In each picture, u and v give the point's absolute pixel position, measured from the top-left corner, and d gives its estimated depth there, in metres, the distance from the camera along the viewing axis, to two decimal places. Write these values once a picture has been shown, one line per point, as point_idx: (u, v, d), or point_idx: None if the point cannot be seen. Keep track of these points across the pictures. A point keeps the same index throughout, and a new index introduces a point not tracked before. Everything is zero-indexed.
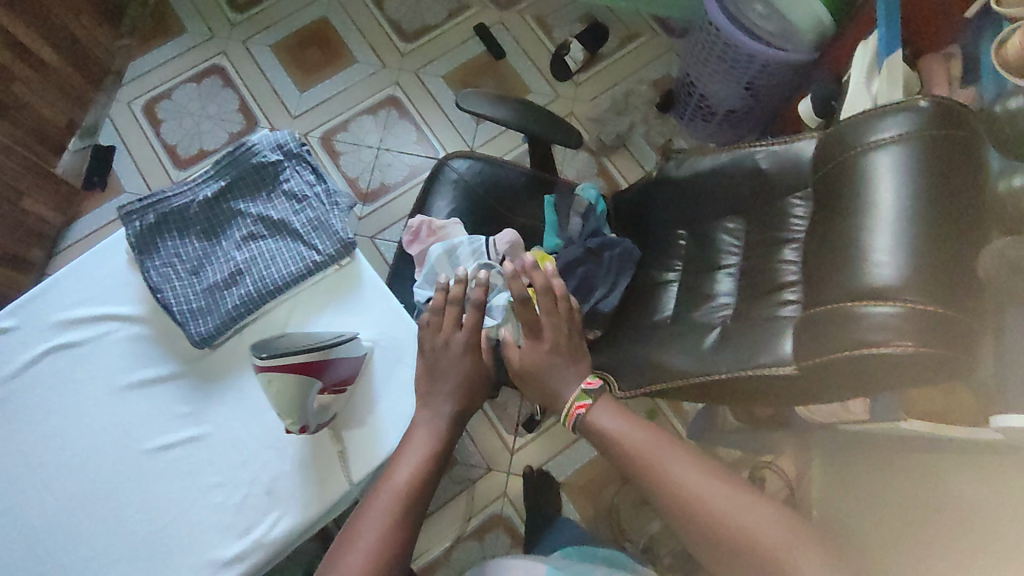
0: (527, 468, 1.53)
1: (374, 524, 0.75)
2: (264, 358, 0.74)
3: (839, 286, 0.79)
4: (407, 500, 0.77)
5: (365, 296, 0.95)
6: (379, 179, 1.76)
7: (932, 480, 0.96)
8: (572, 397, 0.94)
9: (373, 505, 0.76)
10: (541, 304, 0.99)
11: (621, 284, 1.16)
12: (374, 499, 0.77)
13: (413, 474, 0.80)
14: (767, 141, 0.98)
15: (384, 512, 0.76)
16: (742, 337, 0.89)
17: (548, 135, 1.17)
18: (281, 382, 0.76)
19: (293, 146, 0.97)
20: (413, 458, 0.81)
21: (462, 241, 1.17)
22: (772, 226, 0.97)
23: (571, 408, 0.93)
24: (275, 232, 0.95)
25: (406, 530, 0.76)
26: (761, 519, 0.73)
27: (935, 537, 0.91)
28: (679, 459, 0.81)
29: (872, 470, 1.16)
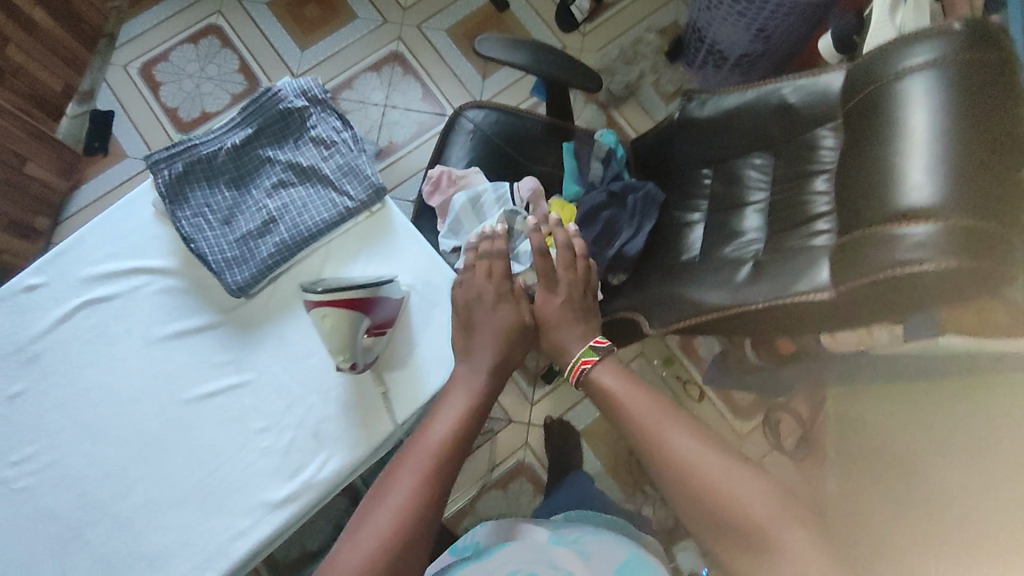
0: (548, 419, 1.54)
1: (405, 482, 0.74)
2: (320, 293, 0.78)
3: (872, 211, 0.81)
4: (439, 458, 0.76)
5: (398, 241, 0.95)
6: (387, 137, 1.74)
7: (950, 403, 1.00)
8: (578, 352, 0.97)
9: (404, 464, 0.75)
10: (558, 258, 1.02)
11: (646, 227, 1.16)
12: (407, 456, 0.76)
13: (446, 431, 0.79)
14: (793, 76, 0.99)
15: (415, 470, 0.75)
16: (776, 270, 0.91)
17: (567, 80, 1.16)
18: (335, 318, 0.79)
19: (318, 92, 0.97)
20: (447, 418, 0.81)
21: (485, 188, 1.16)
22: (801, 159, 0.97)
23: (577, 363, 0.95)
24: (305, 179, 0.94)
25: (438, 489, 0.74)
26: (754, 487, 0.72)
27: (962, 454, 0.94)
28: (675, 428, 0.80)
29: (891, 401, 1.20)
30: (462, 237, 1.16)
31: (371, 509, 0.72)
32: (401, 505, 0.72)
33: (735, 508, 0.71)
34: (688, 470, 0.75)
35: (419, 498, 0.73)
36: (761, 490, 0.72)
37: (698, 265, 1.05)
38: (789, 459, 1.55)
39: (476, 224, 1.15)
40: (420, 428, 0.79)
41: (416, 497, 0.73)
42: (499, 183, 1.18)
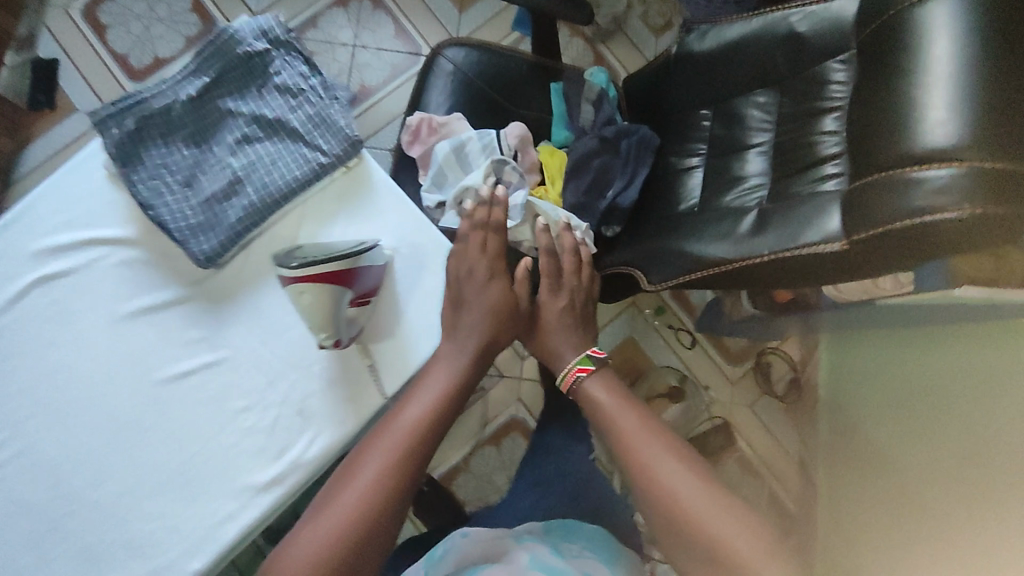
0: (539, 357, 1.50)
1: (372, 468, 0.71)
2: (293, 268, 0.71)
3: (886, 154, 0.74)
4: (407, 446, 0.74)
5: (378, 200, 0.88)
6: (358, 80, 1.62)
7: (977, 346, 0.99)
8: (573, 359, 0.97)
9: (373, 449, 0.73)
10: (566, 263, 1.03)
11: (641, 175, 1.11)
12: (375, 441, 0.74)
13: (419, 417, 0.76)
14: (802, 3, 0.92)
15: (381, 461, 0.72)
16: (785, 217, 0.85)
17: (557, 12, 1.06)
18: (314, 294, 0.72)
19: (281, 33, 0.86)
20: (420, 401, 0.78)
21: (471, 136, 1.08)
22: (806, 95, 0.91)
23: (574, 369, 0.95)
24: (272, 132, 0.85)
25: (404, 477, 0.72)
26: (730, 522, 0.72)
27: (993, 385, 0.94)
28: (659, 447, 0.81)
29: (905, 340, 1.18)
30: (446, 190, 1.08)
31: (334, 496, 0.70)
32: (365, 491, 0.69)
33: (714, 539, 0.71)
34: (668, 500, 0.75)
35: (384, 488, 0.70)
36: (737, 524, 0.72)
37: (696, 215, 0.99)
38: (778, 402, 1.56)
39: (462, 175, 1.07)
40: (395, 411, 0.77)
41: (379, 485, 0.70)
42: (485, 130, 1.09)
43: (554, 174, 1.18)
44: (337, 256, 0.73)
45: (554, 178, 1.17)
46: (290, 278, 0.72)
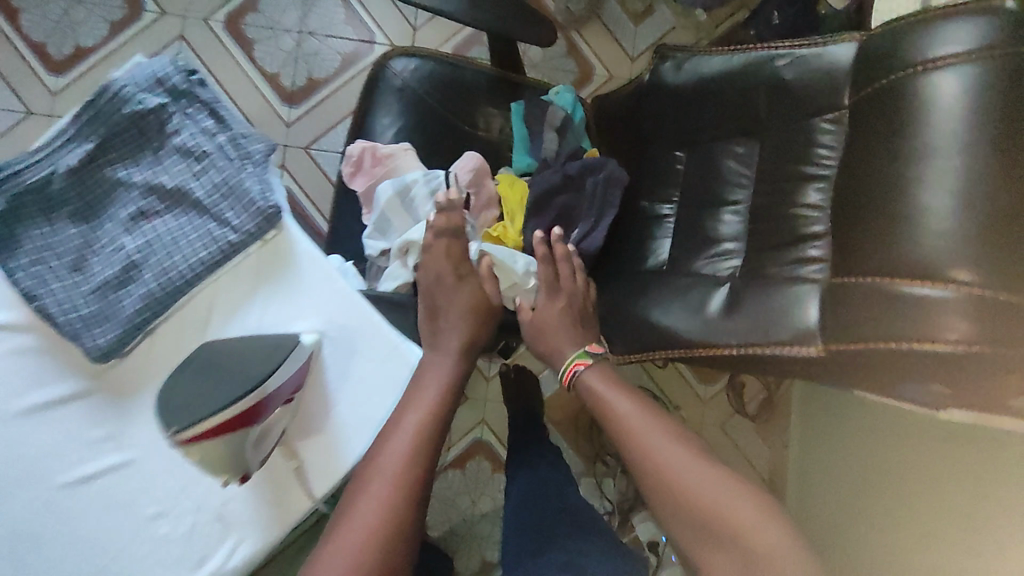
0: (504, 366, 1.46)
1: (379, 488, 0.74)
2: (187, 427, 0.66)
3: (877, 254, 0.66)
4: (407, 462, 0.76)
5: (303, 277, 0.78)
6: (305, 73, 1.46)
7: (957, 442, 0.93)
8: (572, 353, 0.96)
9: (374, 468, 0.75)
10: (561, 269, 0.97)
11: (607, 219, 0.99)
12: (374, 462, 0.76)
13: (414, 432, 0.78)
14: (792, 43, 0.80)
15: (385, 481, 0.74)
16: (754, 305, 0.77)
17: (515, 34, 0.91)
18: (214, 443, 0.67)
19: (179, 83, 0.74)
20: (412, 416, 0.79)
21: (416, 178, 0.97)
22: (789, 154, 0.79)
23: (571, 365, 0.94)
24: (172, 205, 0.73)
25: (411, 488, 0.75)
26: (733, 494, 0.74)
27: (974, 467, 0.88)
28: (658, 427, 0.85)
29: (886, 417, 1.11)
30: (390, 237, 0.97)
31: (350, 517, 0.72)
32: (377, 511, 0.72)
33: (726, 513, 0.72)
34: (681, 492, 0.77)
35: (395, 504, 0.73)
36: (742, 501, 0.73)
37: (666, 279, 0.89)
38: (752, 425, 1.51)
39: (408, 223, 0.97)
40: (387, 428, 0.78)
41: (389, 503, 0.73)
42: (432, 171, 0.99)
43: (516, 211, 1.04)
44: (237, 397, 0.66)
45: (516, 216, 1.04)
46: (187, 434, 0.66)
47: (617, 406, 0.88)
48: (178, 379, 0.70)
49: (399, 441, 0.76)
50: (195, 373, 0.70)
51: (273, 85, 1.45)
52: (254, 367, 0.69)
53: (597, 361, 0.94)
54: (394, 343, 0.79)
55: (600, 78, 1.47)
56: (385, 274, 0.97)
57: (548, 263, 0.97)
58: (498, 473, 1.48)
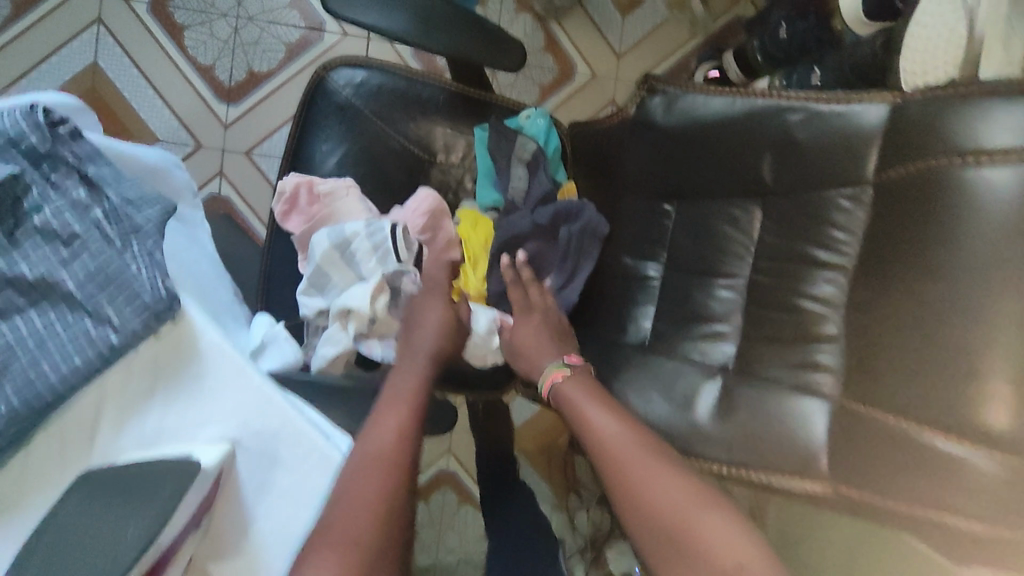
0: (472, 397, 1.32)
1: (369, 488, 0.62)
2: None
3: (901, 388, 0.55)
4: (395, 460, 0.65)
5: (208, 375, 0.64)
6: (244, 65, 1.28)
7: None
8: (550, 363, 0.79)
9: (356, 472, 0.63)
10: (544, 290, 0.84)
11: (582, 273, 0.86)
12: (356, 470, 0.63)
13: (397, 428, 0.67)
14: (802, 93, 0.66)
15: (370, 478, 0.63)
16: (750, 414, 0.65)
17: (474, 58, 0.76)
18: None
19: (38, 144, 0.60)
20: (392, 416, 0.68)
21: (357, 230, 0.83)
22: (801, 234, 0.66)
23: (548, 376, 0.78)
24: (38, 298, 0.59)
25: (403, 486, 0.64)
26: (721, 526, 0.58)
27: None
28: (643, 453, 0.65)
29: None
30: (328, 295, 0.83)
31: (333, 526, 0.59)
32: (368, 511, 0.60)
33: None
34: (648, 509, 0.62)
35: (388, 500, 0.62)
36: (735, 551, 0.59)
37: (648, 359, 0.76)
38: None
39: (348, 279, 0.83)
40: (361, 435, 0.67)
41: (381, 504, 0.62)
42: (377, 220, 0.84)
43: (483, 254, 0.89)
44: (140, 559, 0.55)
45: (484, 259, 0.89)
46: None
47: (591, 418, 0.71)
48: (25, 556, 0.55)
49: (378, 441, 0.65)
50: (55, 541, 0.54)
51: (207, 79, 1.27)
52: (130, 525, 0.55)
53: (579, 371, 0.77)
54: (319, 449, 0.66)
55: (581, 78, 1.30)
56: (322, 345, 0.81)
57: (517, 287, 0.84)
58: (465, 506, 1.38)
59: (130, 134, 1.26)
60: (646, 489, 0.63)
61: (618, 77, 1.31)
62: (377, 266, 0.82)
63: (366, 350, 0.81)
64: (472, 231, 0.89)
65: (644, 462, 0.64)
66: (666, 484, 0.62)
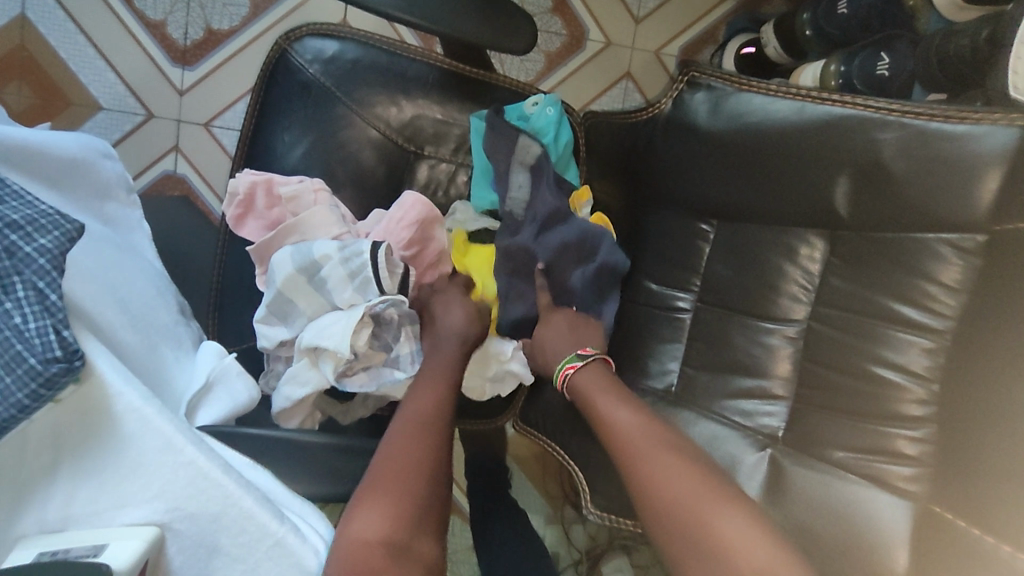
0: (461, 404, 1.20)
1: (415, 453, 0.55)
2: None
3: (1013, 509, 0.43)
4: (439, 435, 0.58)
5: (127, 446, 0.50)
6: (201, 23, 1.09)
7: None
8: (561, 356, 0.67)
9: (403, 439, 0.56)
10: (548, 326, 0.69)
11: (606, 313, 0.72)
12: (400, 435, 0.57)
13: (437, 401, 0.61)
14: (893, 100, 0.52)
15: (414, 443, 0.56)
16: (806, 500, 0.53)
17: (468, 35, 0.63)
18: None
19: None
20: (430, 389, 0.62)
21: (329, 251, 0.67)
22: (881, 283, 0.53)
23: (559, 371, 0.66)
24: None
25: (444, 459, 0.57)
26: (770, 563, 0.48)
27: None
28: (664, 471, 0.53)
29: None
30: (292, 324, 0.69)
31: (377, 473, 0.53)
32: (416, 472, 0.53)
33: None
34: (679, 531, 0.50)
35: (435, 465, 0.55)
36: None
37: (674, 415, 0.64)
38: None
39: (316, 307, 0.68)
40: (399, 411, 0.60)
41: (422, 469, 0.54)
42: (356, 239, 0.68)
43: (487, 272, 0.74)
44: None
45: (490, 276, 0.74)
46: None
47: (611, 412, 0.60)
48: None
49: (422, 407, 0.60)
50: None
51: (158, 38, 1.09)
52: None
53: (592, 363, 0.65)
54: (273, 534, 0.52)
55: (593, 46, 1.13)
56: (285, 384, 0.66)
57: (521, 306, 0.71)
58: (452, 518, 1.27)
59: (68, 102, 1.08)
60: (669, 479, 0.52)
61: (636, 46, 1.14)
62: (354, 295, 0.66)
63: (353, 387, 0.66)
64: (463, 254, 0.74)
65: (675, 475, 0.52)
66: (673, 481, 0.52)
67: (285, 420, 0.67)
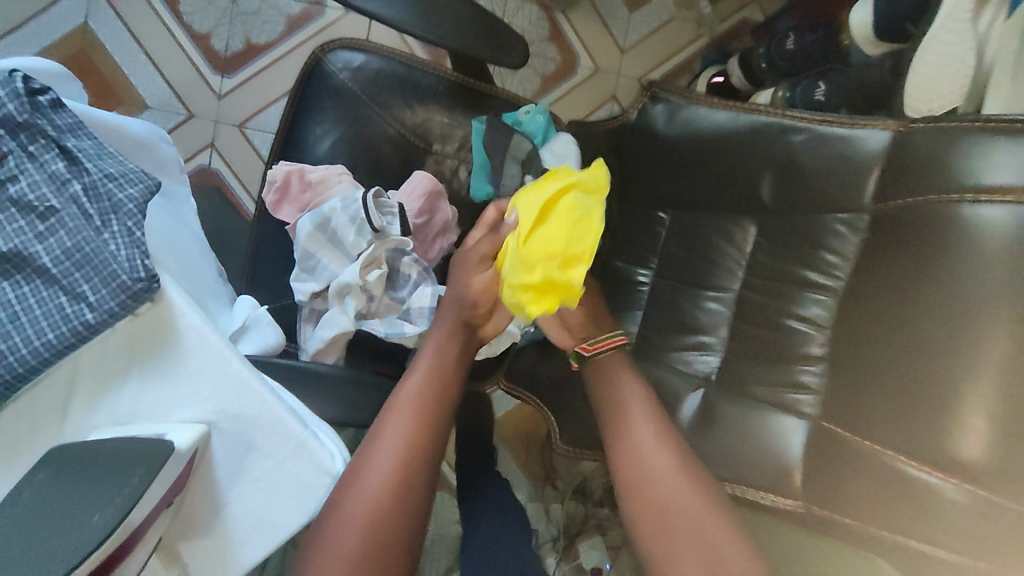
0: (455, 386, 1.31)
1: (382, 462, 0.63)
2: None
3: (877, 416, 0.55)
4: (411, 445, 0.65)
5: (188, 358, 0.63)
6: (242, 36, 1.25)
7: None
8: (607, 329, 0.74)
9: (370, 463, 0.63)
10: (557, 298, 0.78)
11: None
12: (373, 448, 0.64)
13: (420, 411, 0.67)
14: (808, 113, 0.66)
15: (387, 458, 0.63)
16: (728, 424, 0.67)
17: (476, 52, 0.78)
18: None
19: (16, 112, 0.58)
20: (412, 402, 0.68)
21: (335, 206, 0.82)
22: (793, 254, 0.67)
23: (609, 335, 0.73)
24: (12, 271, 0.58)
25: (424, 470, 0.64)
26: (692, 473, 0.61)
27: None
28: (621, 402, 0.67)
29: None
30: (319, 276, 0.83)
31: (352, 489, 0.62)
32: (362, 523, 0.60)
33: None
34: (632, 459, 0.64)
35: (386, 510, 0.61)
36: None
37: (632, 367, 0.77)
38: None
39: (336, 259, 0.82)
40: (380, 419, 0.67)
41: (393, 486, 0.62)
42: (353, 193, 0.83)
43: (559, 247, 0.63)
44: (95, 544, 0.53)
45: (565, 255, 0.63)
46: None
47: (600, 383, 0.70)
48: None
49: (401, 421, 0.66)
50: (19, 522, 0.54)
51: (204, 47, 1.24)
52: (96, 512, 0.54)
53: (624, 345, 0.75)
54: (297, 436, 0.65)
55: (584, 71, 1.29)
56: (320, 326, 0.80)
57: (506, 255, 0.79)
58: (442, 493, 1.40)
59: (121, 99, 1.23)
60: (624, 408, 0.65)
61: (621, 72, 1.30)
62: (357, 238, 0.81)
63: (367, 328, 0.79)
64: (530, 229, 0.64)
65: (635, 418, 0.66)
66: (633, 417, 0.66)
67: (322, 357, 0.80)
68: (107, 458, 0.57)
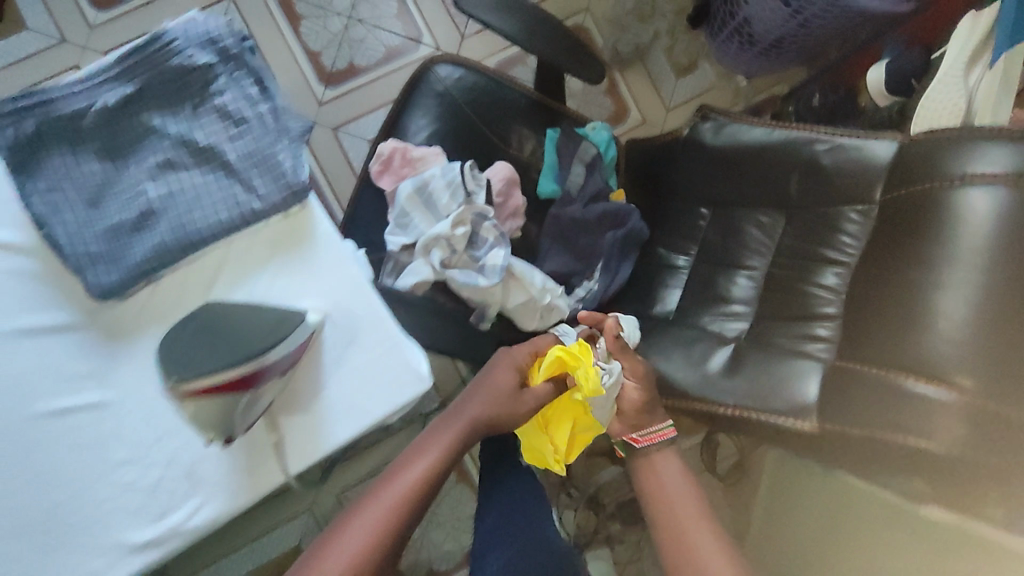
0: None
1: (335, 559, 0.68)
2: (176, 380, 0.64)
3: (887, 347, 0.68)
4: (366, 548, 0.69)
5: (318, 257, 0.77)
6: (347, 57, 1.47)
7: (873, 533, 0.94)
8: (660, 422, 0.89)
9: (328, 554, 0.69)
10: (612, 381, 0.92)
11: (623, 273, 1.02)
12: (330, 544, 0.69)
13: (386, 513, 0.72)
14: (835, 130, 0.82)
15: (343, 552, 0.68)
16: (757, 370, 0.80)
17: (565, 68, 0.97)
18: (195, 406, 0.66)
19: (231, 46, 0.76)
20: (381, 503, 0.73)
21: (434, 173, 0.99)
22: (815, 238, 0.82)
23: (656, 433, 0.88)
24: (203, 162, 0.75)
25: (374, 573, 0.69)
26: None
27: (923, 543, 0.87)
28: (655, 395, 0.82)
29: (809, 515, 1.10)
30: (410, 231, 0.98)
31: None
32: None
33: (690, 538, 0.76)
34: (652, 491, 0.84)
35: None
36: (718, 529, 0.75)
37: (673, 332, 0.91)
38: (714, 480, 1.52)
39: (426, 217, 0.98)
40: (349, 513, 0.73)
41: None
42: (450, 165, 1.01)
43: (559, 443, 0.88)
44: (236, 360, 0.66)
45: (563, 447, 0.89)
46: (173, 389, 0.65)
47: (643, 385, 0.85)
48: (171, 342, 0.67)
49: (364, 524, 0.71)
50: (183, 348, 0.66)
51: (313, 62, 1.46)
52: (251, 340, 0.67)
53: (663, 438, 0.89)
54: (394, 336, 0.76)
55: (632, 121, 1.50)
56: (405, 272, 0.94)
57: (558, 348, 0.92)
58: (461, 486, 1.46)
59: None
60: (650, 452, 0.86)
61: (664, 125, 1.51)
62: (449, 202, 0.98)
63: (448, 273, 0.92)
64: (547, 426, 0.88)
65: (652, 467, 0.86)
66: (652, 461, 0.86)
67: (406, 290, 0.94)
68: (251, 314, 0.69)
